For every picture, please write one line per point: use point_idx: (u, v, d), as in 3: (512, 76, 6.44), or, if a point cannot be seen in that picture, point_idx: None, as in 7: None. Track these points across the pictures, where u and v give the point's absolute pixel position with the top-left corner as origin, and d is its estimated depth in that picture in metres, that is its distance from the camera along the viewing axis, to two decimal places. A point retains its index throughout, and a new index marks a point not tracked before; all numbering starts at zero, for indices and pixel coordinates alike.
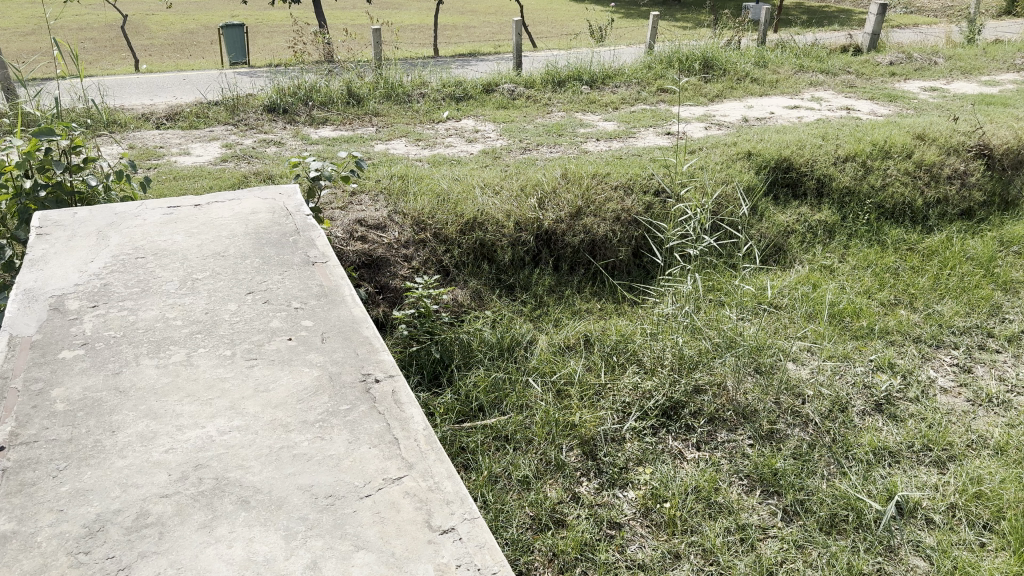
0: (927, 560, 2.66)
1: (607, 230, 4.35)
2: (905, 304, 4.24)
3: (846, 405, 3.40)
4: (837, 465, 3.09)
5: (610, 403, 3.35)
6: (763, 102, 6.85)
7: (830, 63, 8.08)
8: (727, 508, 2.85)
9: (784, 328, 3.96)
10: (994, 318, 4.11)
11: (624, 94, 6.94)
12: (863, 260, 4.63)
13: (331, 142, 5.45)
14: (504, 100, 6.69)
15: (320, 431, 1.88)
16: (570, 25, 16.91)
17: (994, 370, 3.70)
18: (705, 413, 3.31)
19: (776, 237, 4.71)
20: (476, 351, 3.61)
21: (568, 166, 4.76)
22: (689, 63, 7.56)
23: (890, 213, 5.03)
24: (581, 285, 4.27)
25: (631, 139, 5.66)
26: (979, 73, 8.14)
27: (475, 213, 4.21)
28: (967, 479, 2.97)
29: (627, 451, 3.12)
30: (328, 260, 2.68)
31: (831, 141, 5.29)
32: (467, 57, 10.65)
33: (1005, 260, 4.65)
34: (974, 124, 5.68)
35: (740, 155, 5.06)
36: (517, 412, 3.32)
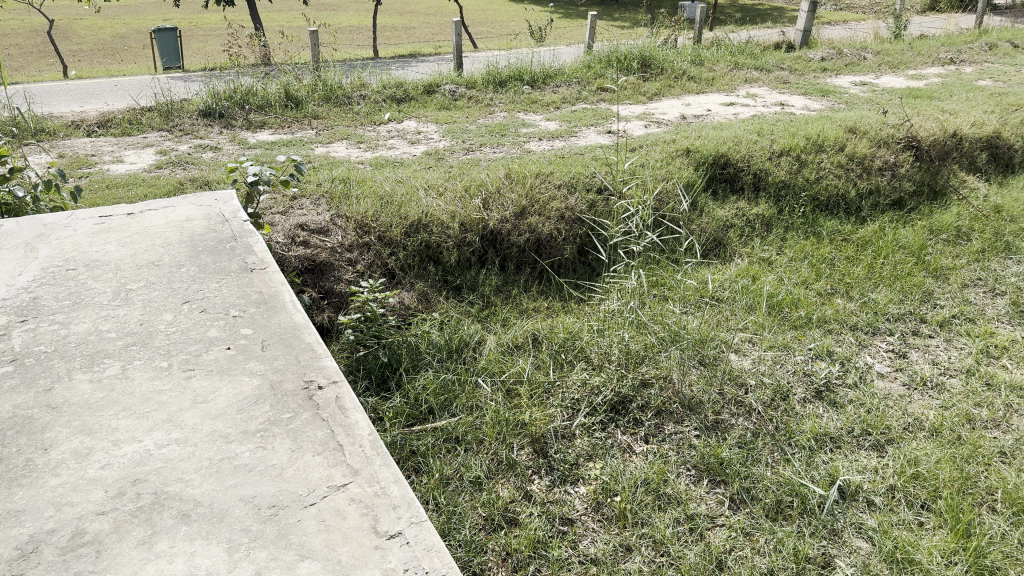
0: (869, 542, 2.74)
1: (552, 228, 4.37)
2: (842, 293, 4.35)
3: (787, 393, 3.48)
4: (780, 453, 3.16)
5: (560, 400, 3.36)
6: (700, 99, 6.97)
7: (763, 60, 8.26)
8: (676, 499, 2.90)
9: (727, 321, 4.03)
10: (927, 304, 4.25)
11: (565, 93, 6.99)
12: (800, 251, 4.74)
13: (269, 146, 5.37)
14: (446, 101, 6.67)
15: (262, 440, 1.85)
16: (509, 25, 16.95)
17: (927, 355, 3.82)
18: (653, 406, 3.35)
19: (716, 231, 4.79)
20: (423, 353, 3.58)
21: (511, 165, 4.77)
22: (627, 62, 7.64)
23: (824, 205, 5.16)
24: (527, 285, 4.27)
25: (573, 138, 5.70)
26: (906, 67, 8.41)
27: (419, 214, 4.18)
28: (905, 461, 3.06)
29: (577, 447, 3.14)
30: (267, 266, 2.64)
31: (766, 136, 5.40)
32: (407, 58, 10.59)
33: (935, 248, 4.82)
34: (902, 117, 5.86)
35: (679, 152, 5.14)
36: (467, 413, 3.31)
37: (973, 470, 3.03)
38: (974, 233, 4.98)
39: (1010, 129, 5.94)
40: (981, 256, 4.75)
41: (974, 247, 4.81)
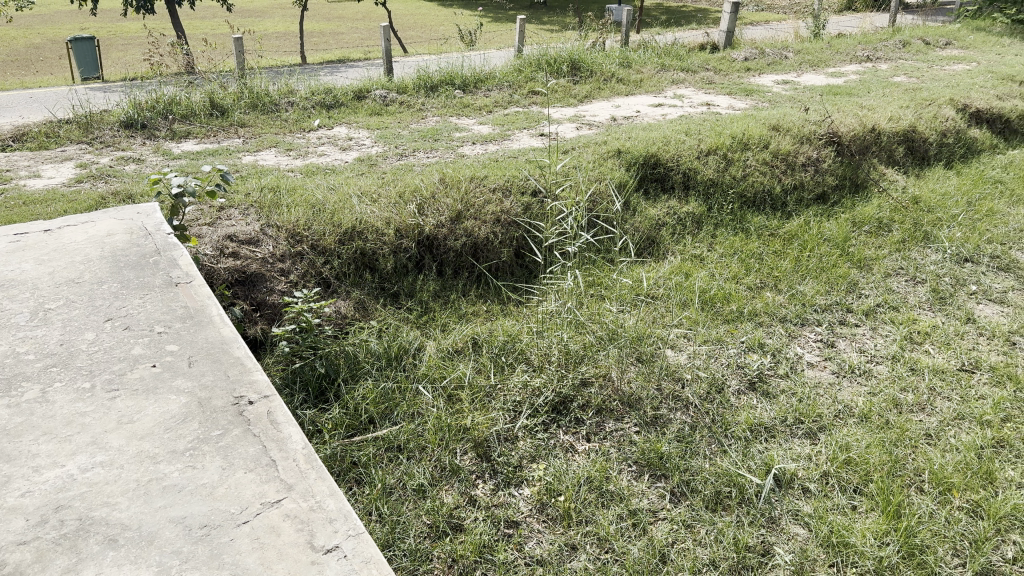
0: (805, 528, 2.81)
1: (488, 232, 4.37)
2: (771, 287, 4.46)
3: (722, 385, 3.55)
4: (718, 444, 3.22)
5: (501, 403, 3.36)
6: (629, 101, 7.07)
7: (689, 61, 8.42)
8: (618, 495, 2.92)
9: (662, 318, 4.09)
10: (852, 294, 4.39)
11: (497, 97, 7.00)
12: (730, 247, 4.84)
13: (194, 156, 5.23)
14: (377, 107, 6.61)
15: (191, 459, 1.80)
16: (439, 30, 16.94)
17: (854, 343, 3.95)
18: (593, 405, 3.39)
19: (649, 230, 4.86)
20: (362, 362, 3.54)
21: (445, 170, 4.75)
22: (557, 65, 7.70)
23: (752, 202, 5.28)
24: (465, 289, 4.26)
25: (506, 142, 5.71)
26: (825, 66, 8.68)
27: (353, 222, 4.13)
28: (837, 448, 3.15)
29: (520, 449, 3.14)
30: (193, 279, 2.57)
31: (694, 136, 5.51)
32: (335, 64, 10.47)
33: (858, 240, 4.98)
34: (823, 113, 6.04)
35: (611, 153, 5.20)
36: (408, 421, 3.27)
37: (901, 453, 3.14)
38: (894, 224, 5.17)
39: (923, 123, 6.19)
40: (901, 246, 4.93)
41: (895, 238, 4.99)
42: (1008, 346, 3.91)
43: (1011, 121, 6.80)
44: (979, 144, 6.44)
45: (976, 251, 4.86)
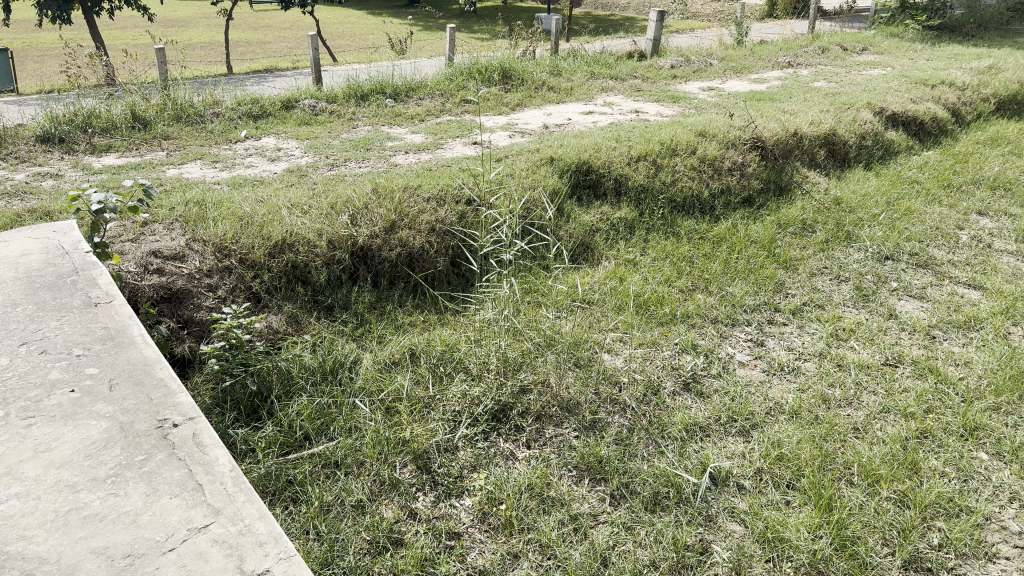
0: (741, 524, 2.87)
1: (423, 242, 4.35)
2: (702, 289, 4.55)
3: (658, 388, 3.60)
4: (655, 446, 3.26)
5: (440, 414, 3.33)
6: (561, 109, 7.14)
7: (618, 69, 8.55)
8: (559, 501, 2.93)
9: (598, 323, 4.12)
10: (779, 294, 4.51)
11: (429, 106, 6.98)
12: (662, 251, 4.92)
13: (115, 170, 5.07)
14: (306, 117, 6.51)
15: (113, 487, 1.74)
16: (369, 38, 16.82)
17: (783, 342, 4.05)
18: (532, 412, 3.39)
19: (583, 236, 4.90)
20: (296, 378, 3.46)
21: (378, 180, 4.70)
22: (488, 73, 7.72)
23: (682, 206, 5.38)
24: (401, 299, 4.22)
25: (438, 150, 5.70)
26: (748, 72, 8.92)
27: (283, 235, 4.05)
28: (769, 444, 3.23)
29: (460, 459, 3.13)
30: (114, 299, 2.49)
31: (624, 143, 5.59)
32: (262, 73, 10.29)
33: (783, 241, 5.12)
34: (747, 119, 6.20)
35: (543, 161, 5.23)
36: (345, 435, 3.22)
37: (831, 447, 3.24)
38: (818, 225, 5.33)
39: (843, 127, 6.41)
40: (825, 246, 5.09)
41: (819, 238, 5.15)
42: (928, 340, 4.07)
43: (924, 123, 7.09)
44: (895, 145, 6.69)
45: (896, 249, 5.05)
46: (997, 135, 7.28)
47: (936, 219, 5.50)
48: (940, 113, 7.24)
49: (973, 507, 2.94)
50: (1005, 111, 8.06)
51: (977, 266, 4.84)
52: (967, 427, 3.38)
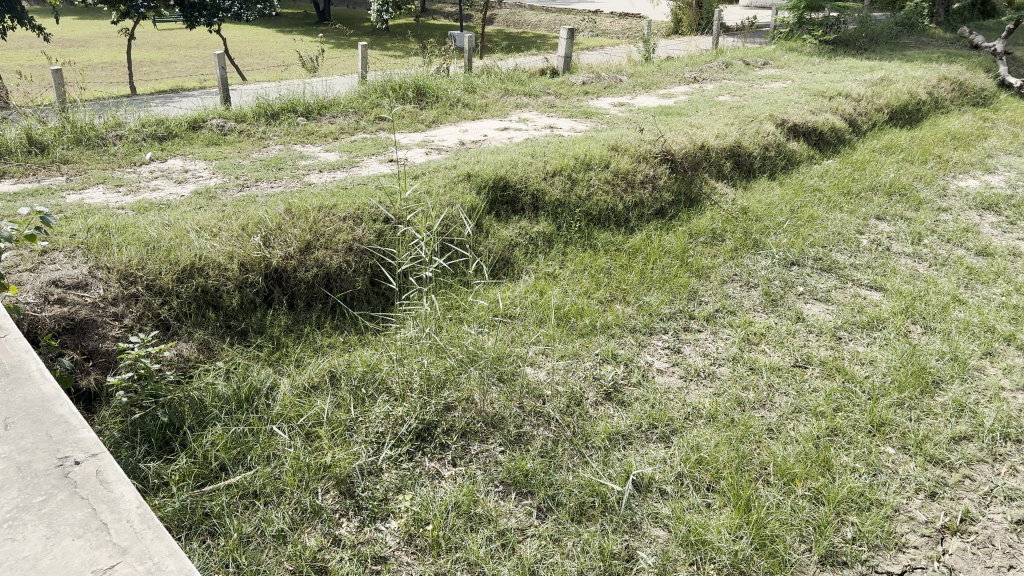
0: (665, 529, 2.92)
1: (340, 261, 4.30)
2: (620, 299, 4.63)
3: (580, 398, 3.64)
4: (579, 456, 3.29)
5: (363, 436, 3.29)
6: (476, 125, 7.18)
7: (531, 86, 8.66)
8: (487, 518, 2.93)
9: (520, 336, 4.14)
10: (693, 302, 4.64)
11: (342, 124, 6.92)
12: (580, 263, 4.99)
13: (10, 197, 4.83)
14: (214, 137, 6.36)
15: (9, 532, 1.67)
16: (279, 57, 16.55)
17: (698, 348, 4.16)
18: (457, 429, 3.39)
19: (503, 251, 4.94)
20: (210, 407, 3.36)
21: (291, 200, 4.62)
22: (402, 91, 7.71)
23: (598, 219, 5.47)
24: (319, 321, 4.15)
25: (353, 168, 5.64)
26: (656, 87, 9.17)
27: (191, 259, 3.93)
28: (689, 449, 3.31)
29: (385, 482, 3.09)
30: (8, 334, 2.39)
31: (539, 158, 5.66)
32: (168, 93, 10.00)
33: (696, 250, 5.27)
34: (657, 133, 6.37)
35: (461, 178, 5.23)
36: (264, 464, 3.13)
37: (747, 449, 3.34)
38: (727, 233, 5.51)
39: (747, 139, 6.65)
40: (735, 254, 5.26)
41: (728, 246, 5.32)
42: (834, 341, 4.24)
43: (823, 133, 7.42)
44: (797, 156, 6.98)
45: (801, 255, 5.26)
46: (890, 143, 7.68)
47: (838, 225, 5.75)
48: (838, 124, 7.58)
49: (883, 499, 3.07)
50: (897, 121, 8.50)
51: (877, 269, 5.08)
52: (875, 423, 3.53)
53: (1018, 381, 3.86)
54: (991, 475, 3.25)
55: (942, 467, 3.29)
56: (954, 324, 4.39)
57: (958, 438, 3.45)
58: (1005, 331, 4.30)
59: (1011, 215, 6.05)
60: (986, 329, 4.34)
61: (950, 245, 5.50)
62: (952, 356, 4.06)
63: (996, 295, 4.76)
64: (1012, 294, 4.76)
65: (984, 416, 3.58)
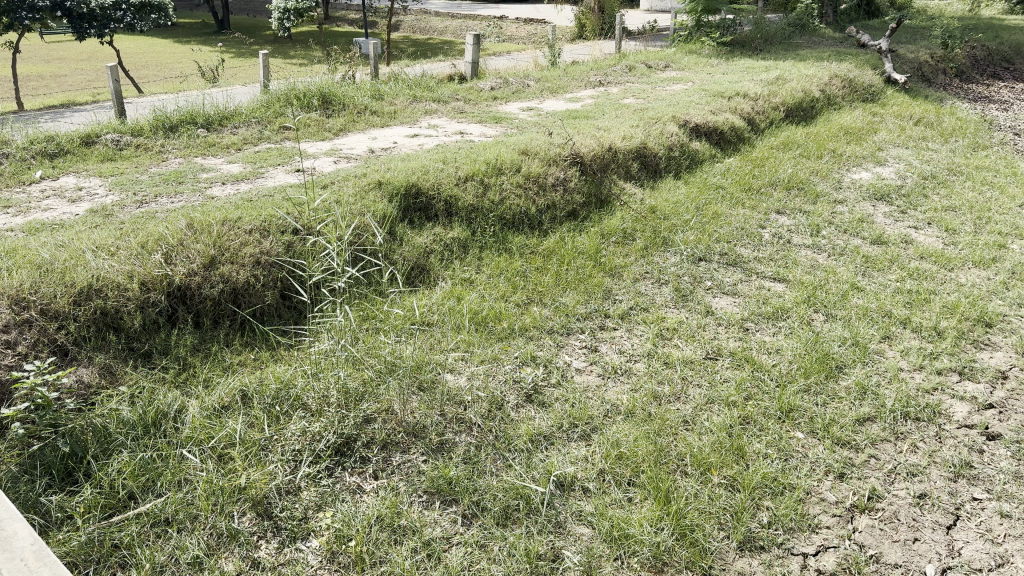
0: (589, 526, 2.96)
1: (247, 276, 4.18)
2: (537, 301, 4.67)
3: (501, 402, 3.65)
4: (502, 460, 3.30)
5: (280, 455, 3.20)
6: (385, 132, 7.11)
7: (439, 92, 8.65)
8: (411, 529, 2.90)
9: (438, 344, 4.12)
10: (608, 300, 4.72)
11: (245, 135, 6.75)
12: (496, 268, 5.01)
13: None
14: (109, 152, 6.11)
15: None
16: (176, 67, 16.05)
17: (614, 346, 4.23)
18: (377, 441, 3.35)
19: (417, 258, 4.91)
20: (114, 434, 3.21)
21: (193, 214, 4.47)
22: (306, 99, 7.58)
23: (511, 222, 5.51)
24: (228, 338, 4.03)
25: (259, 179, 5.51)
26: (563, 91, 9.30)
27: (89, 280, 3.76)
28: (609, 445, 3.36)
29: (305, 500, 3.02)
30: None
31: (450, 164, 5.64)
32: (58, 109, 9.54)
33: (608, 250, 5.36)
34: (566, 136, 6.45)
35: (371, 185, 5.16)
36: (175, 489, 3.02)
37: (665, 441, 3.41)
38: (637, 233, 5.63)
39: (653, 140, 6.81)
40: (645, 252, 5.37)
41: (639, 245, 5.43)
42: (742, 332, 4.38)
43: (724, 132, 7.66)
44: (700, 154, 7.18)
45: (708, 250, 5.42)
46: (787, 140, 7.99)
47: (741, 220, 5.95)
48: (738, 123, 7.85)
49: (795, 483, 3.18)
50: (793, 118, 8.86)
51: (779, 261, 5.28)
52: (784, 410, 3.66)
53: (914, 362, 4.07)
54: (893, 453, 3.42)
55: (849, 448, 3.44)
56: (854, 310, 4.61)
57: (862, 419, 3.62)
58: (900, 315, 4.53)
59: (902, 204, 6.38)
60: (883, 315, 4.57)
61: (847, 236, 5.77)
62: (853, 341, 4.26)
63: (890, 281, 5.01)
64: (905, 279, 5.02)
65: (885, 397, 3.76)
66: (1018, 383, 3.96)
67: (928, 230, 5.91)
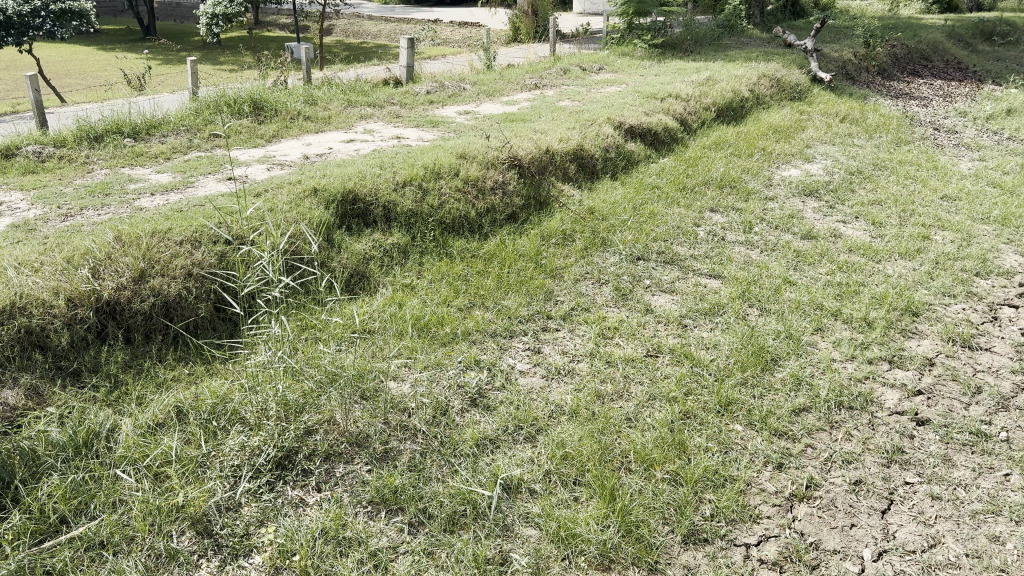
0: (537, 528, 2.97)
1: (179, 289, 4.08)
2: (479, 305, 4.67)
3: (446, 407, 3.64)
4: (448, 465, 3.29)
5: (218, 471, 3.13)
6: (319, 138, 7.02)
7: (374, 96, 8.59)
8: (356, 540, 2.86)
9: (380, 351, 4.08)
10: (550, 302, 4.74)
11: (174, 143, 6.58)
12: (437, 273, 4.99)
13: None
14: (30, 164, 5.89)
15: None
16: (100, 76, 15.58)
17: (557, 347, 4.26)
18: (320, 453, 3.30)
19: (356, 265, 4.86)
20: (43, 456, 3.09)
21: (121, 226, 4.33)
22: (237, 106, 7.44)
23: (451, 227, 5.50)
24: (161, 353, 3.94)
25: (189, 189, 5.38)
26: (499, 94, 9.32)
27: (11, 298, 3.62)
28: (554, 445, 3.38)
29: (246, 516, 2.96)
30: None
31: (388, 169, 5.59)
32: None
33: (549, 251, 5.39)
34: (503, 139, 6.47)
35: (307, 193, 5.09)
36: (110, 511, 2.92)
37: (609, 439, 3.45)
38: (576, 234, 5.67)
39: (589, 141, 6.87)
40: (585, 253, 5.42)
41: (578, 246, 5.47)
42: (680, 329, 4.45)
43: (658, 133, 7.78)
44: (636, 155, 7.28)
45: (646, 249, 5.50)
46: (719, 140, 8.16)
47: (677, 219, 6.05)
48: (671, 124, 7.98)
49: (735, 475, 3.25)
50: (724, 118, 9.05)
51: (714, 258, 5.38)
52: (722, 403, 3.74)
53: (846, 352, 4.20)
54: (829, 441, 3.52)
55: (786, 438, 3.52)
56: (786, 304, 4.73)
57: (798, 410, 3.71)
58: (831, 307, 4.66)
59: (830, 200, 6.58)
60: (815, 307, 4.70)
61: (778, 231, 5.91)
62: (787, 334, 4.37)
63: (821, 275, 5.15)
64: (835, 272, 5.17)
65: (819, 387, 3.86)
66: (944, 369, 4.11)
67: (855, 224, 6.10)
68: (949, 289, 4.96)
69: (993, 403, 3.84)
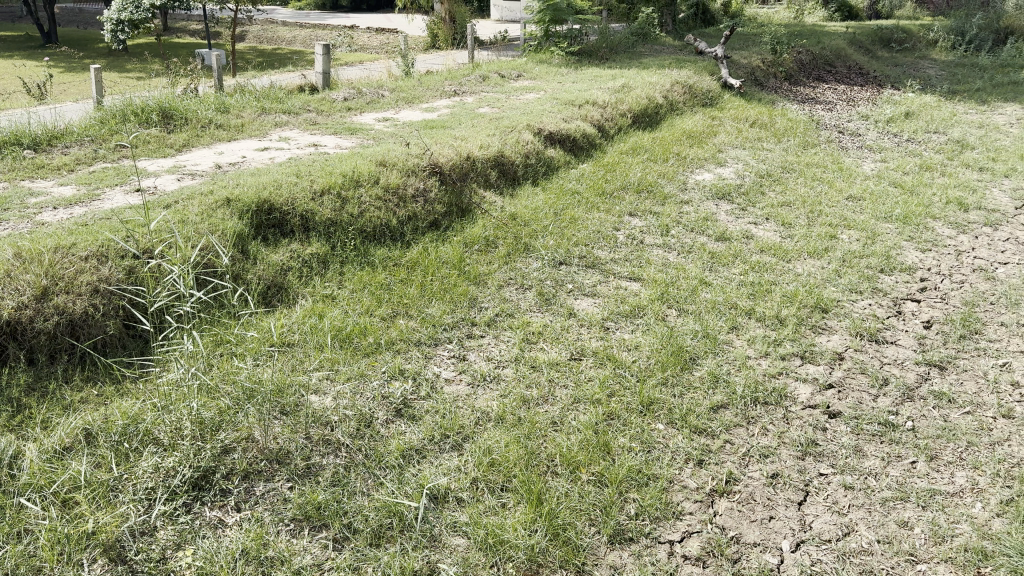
0: (464, 536, 2.96)
1: (85, 306, 3.92)
2: (402, 314, 4.63)
3: (370, 419, 3.60)
4: (373, 478, 3.25)
5: (131, 494, 3.01)
6: (232, 147, 6.86)
7: (290, 103, 8.45)
8: (279, 559, 2.80)
9: (300, 365, 4.01)
10: (473, 308, 4.75)
11: (78, 154, 6.33)
12: (359, 282, 4.93)
13: None
14: None
15: None
16: None
17: (482, 353, 4.26)
18: (239, 471, 3.22)
19: (274, 277, 4.76)
20: None
21: (21, 242, 4.14)
22: (145, 114, 7.20)
23: (372, 235, 5.44)
24: (68, 374, 3.77)
25: (95, 202, 5.18)
26: (418, 101, 9.30)
27: None
28: (480, 453, 3.38)
29: (162, 540, 2.86)
30: None
31: (305, 178, 5.50)
32: None
33: (471, 258, 5.39)
34: (423, 145, 6.44)
35: (220, 203, 4.96)
36: (14, 542, 2.78)
37: (534, 444, 3.47)
38: (499, 240, 5.69)
39: (509, 148, 6.91)
40: (508, 258, 5.45)
41: (501, 252, 5.50)
42: (603, 331, 4.52)
43: (577, 139, 7.89)
44: (555, 161, 7.36)
45: (568, 254, 5.56)
46: (636, 145, 8.32)
47: (597, 223, 6.14)
48: (589, 130, 8.11)
49: (657, 473, 3.32)
50: (640, 124, 9.23)
51: (634, 261, 5.49)
52: (645, 404, 3.81)
53: (760, 350, 4.34)
54: (746, 437, 3.62)
55: (705, 435, 3.61)
56: (703, 304, 4.85)
57: (717, 407, 3.82)
58: (745, 306, 4.81)
59: (742, 202, 6.79)
60: (730, 307, 4.84)
61: (694, 234, 6.07)
62: (704, 333, 4.48)
63: (735, 275, 5.30)
64: (748, 272, 5.34)
65: (736, 384, 3.98)
66: (853, 363, 4.29)
67: (766, 225, 6.31)
68: (856, 286, 5.18)
69: (899, 393, 4.03)
